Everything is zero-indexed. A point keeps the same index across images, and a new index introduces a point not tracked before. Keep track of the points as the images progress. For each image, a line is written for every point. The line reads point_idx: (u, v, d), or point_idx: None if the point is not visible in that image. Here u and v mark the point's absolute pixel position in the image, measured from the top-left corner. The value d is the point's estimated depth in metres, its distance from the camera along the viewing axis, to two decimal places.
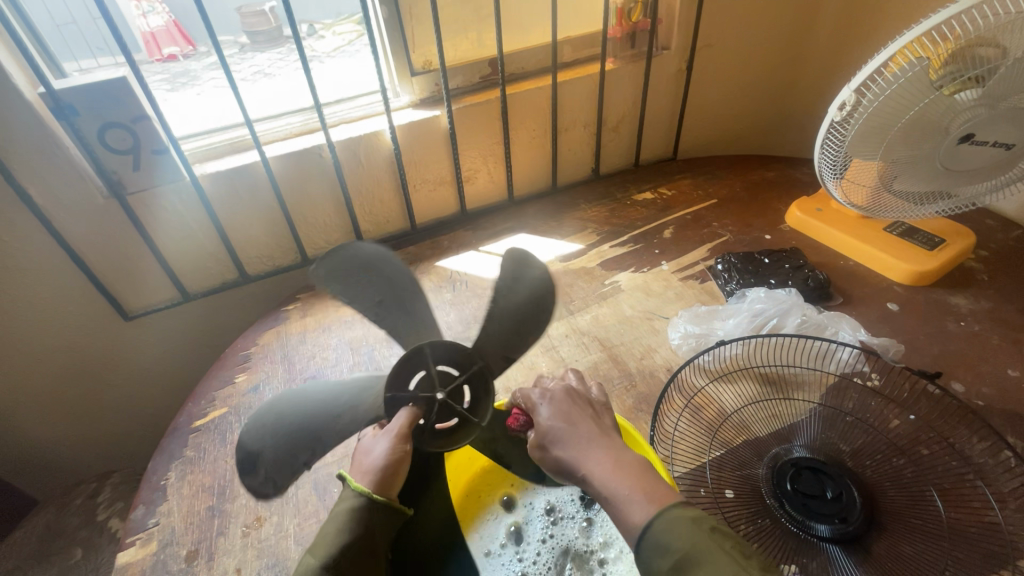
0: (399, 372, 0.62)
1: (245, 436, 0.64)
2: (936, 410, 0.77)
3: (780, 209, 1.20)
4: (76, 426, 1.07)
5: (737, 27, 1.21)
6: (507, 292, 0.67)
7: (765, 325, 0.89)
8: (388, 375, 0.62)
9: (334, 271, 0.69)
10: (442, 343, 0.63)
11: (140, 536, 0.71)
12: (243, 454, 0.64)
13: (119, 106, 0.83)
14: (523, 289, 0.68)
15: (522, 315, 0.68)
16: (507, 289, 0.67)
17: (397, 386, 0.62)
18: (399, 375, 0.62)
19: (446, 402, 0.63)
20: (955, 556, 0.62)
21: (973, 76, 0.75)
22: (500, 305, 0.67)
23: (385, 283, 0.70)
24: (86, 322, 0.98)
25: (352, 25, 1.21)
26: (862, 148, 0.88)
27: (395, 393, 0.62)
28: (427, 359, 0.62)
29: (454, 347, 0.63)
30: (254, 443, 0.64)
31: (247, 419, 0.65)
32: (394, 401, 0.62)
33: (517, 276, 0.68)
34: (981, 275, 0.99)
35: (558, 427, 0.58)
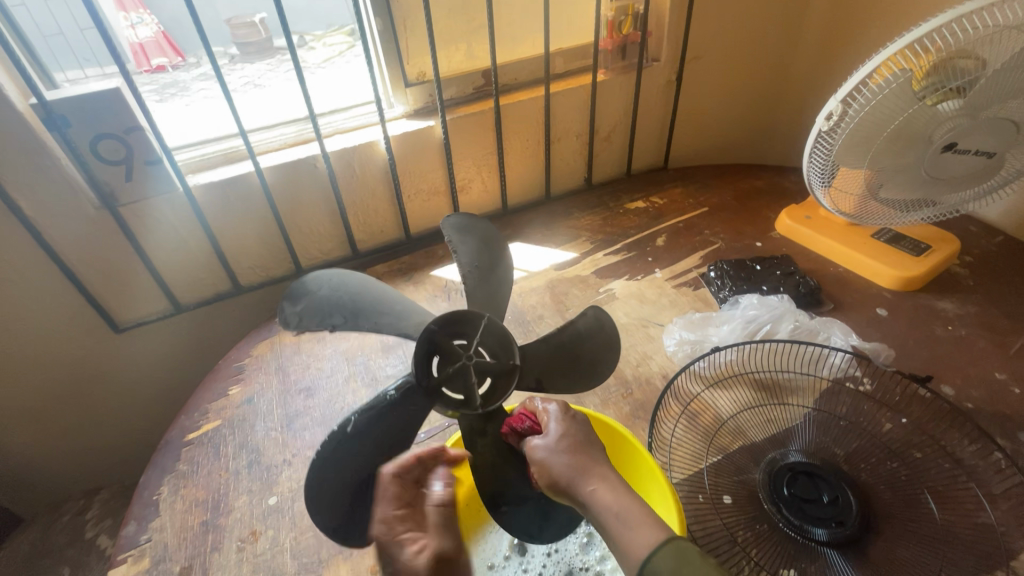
0: (452, 319, 0.62)
1: (315, 278, 0.72)
2: (927, 413, 0.78)
3: (770, 217, 1.22)
4: (64, 442, 1.05)
5: (725, 40, 1.23)
6: (576, 338, 0.70)
7: (758, 331, 0.90)
8: (446, 313, 0.62)
9: (464, 227, 0.76)
10: (502, 330, 0.64)
11: (131, 553, 0.70)
12: (301, 288, 0.72)
13: (113, 116, 0.83)
14: (603, 333, 0.71)
15: (580, 364, 0.70)
16: (576, 338, 0.70)
17: (444, 327, 0.62)
18: (452, 323, 0.62)
19: (467, 370, 0.62)
20: (950, 558, 0.63)
21: (955, 87, 0.78)
22: (566, 347, 0.70)
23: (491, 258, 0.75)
24: (76, 334, 0.97)
25: (344, 37, 1.22)
26: (849, 156, 0.90)
27: (437, 332, 0.62)
28: (483, 331, 0.63)
29: (510, 346, 0.64)
30: (314, 288, 0.72)
31: (326, 270, 0.74)
32: (431, 338, 0.61)
33: (601, 324, 0.72)
34: (966, 280, 1.01)
35: (573, 437, 0.59)
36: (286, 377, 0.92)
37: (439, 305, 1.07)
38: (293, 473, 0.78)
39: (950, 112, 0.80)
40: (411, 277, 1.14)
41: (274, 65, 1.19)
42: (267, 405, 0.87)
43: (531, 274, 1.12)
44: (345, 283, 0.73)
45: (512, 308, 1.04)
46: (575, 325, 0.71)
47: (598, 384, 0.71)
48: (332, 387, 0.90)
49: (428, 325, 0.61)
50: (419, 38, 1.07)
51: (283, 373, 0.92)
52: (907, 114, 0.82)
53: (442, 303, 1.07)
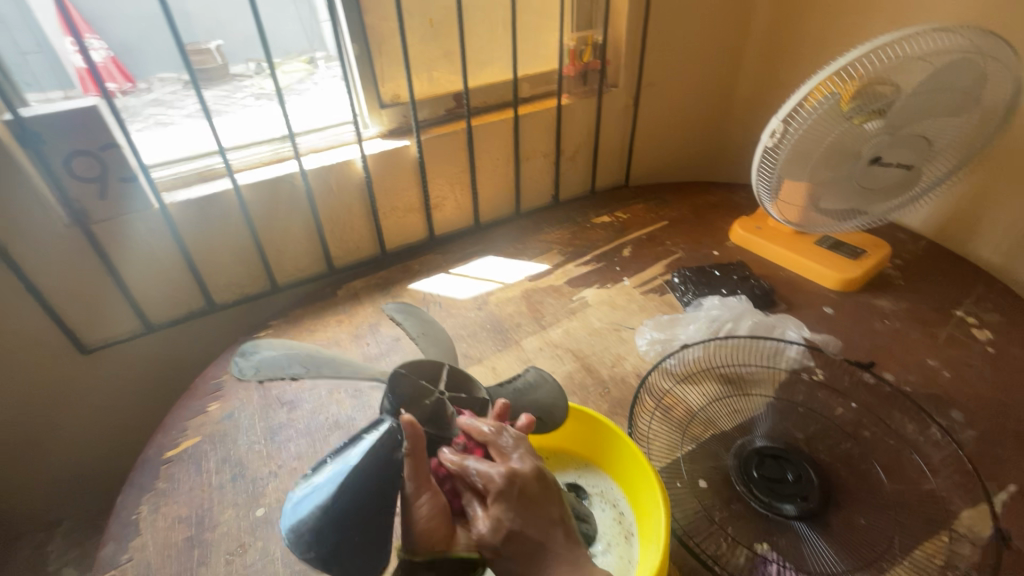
0: (418, 364, 0.65)
1: (264, 345, 0.76)
2: (873, 396, 0.86)
3: (725, 228, 1.32)
4: (21, 472, 0.99)
5: (675, 69, 1.35)
6: (529, 389, 0.75)
7: (721, 329, 0.97)
8: (411, 360, 0.65)
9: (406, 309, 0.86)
10: (463, 373, 0.67)
11: (112, 573, 0.68)
12: (247, 351, 0.75)
13: (87, 132, 0.83)
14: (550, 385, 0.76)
15: (542, 408, 0.73)
16: (531, 387, 0.75)
17: (410, 370, 0.64)
18: (417, 369, 0.65)
19: (442, 403, 0.62)
20: (900, 522, 0.70)
21: (876, 109, 0.89)
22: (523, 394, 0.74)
23: (433, 330, 0.83)
24: (39, 356, 0.93)
25: (302, 64, 1.15)
26: (791, 169, 0.99)
27: (404, 374, 0.63)
28: (447, 375, 0.66)
29: (474, 385, 0.67)
30: (266, 349, 0.75)
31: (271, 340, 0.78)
32: (398, 380, 0.62)
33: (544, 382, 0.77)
34: (898, 280, 1.12)
35: (520, 508, 0.50)
36: (267, 391, 0.91)
37: None
38: (279, 484, 0.77)
39: (874, 130, 0.91)
40: (389, 291, 1.16)
41: (231, 91, 1.12)
42: (249, 420, 0.86)
43: (507, 285, 1.17)
44: (297, 344, 0.75)
45: (491, 317, 1.08)
46: (523, 380, 0.77)
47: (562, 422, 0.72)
48: (316, 399, 0.90)
49: (395, 367, 0.63)
50: (393, 62, 1.12)
51: (263, 388, 0.92)
52: (839, 132, 0.93)
53: None
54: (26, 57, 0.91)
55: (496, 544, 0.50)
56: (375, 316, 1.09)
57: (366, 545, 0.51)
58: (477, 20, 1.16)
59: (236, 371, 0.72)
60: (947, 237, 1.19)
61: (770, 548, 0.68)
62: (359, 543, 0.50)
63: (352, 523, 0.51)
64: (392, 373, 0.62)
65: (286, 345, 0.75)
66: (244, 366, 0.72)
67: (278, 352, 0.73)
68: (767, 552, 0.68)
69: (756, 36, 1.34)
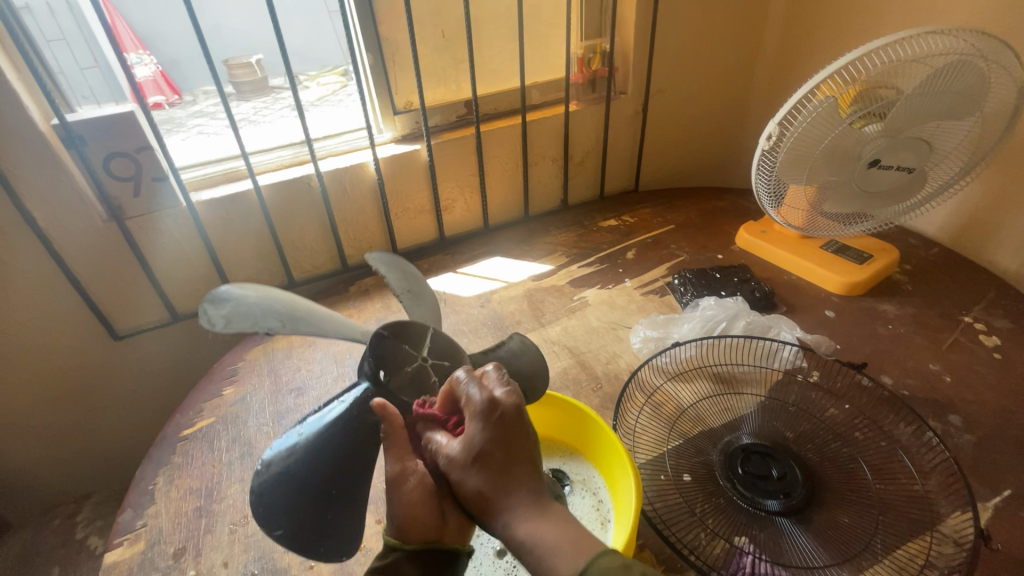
0: (402, 326, 0.63)
1: (238, 289, 0.67)
2: (867, 399, 0.86)
3: (731, 232, 1.33)
4: (58, 448, 1.08)
5: (684, 76, 1.37)
6: (512, 357, 0.74)
7: (715, 329, 0.98)
8: (397, 321, 0.63)
9: (389, 261, 0.82)
10: (450, 340, 0.66)
11: (128, 537, 0.74)
12: (217, 297, 0.66)
13: (125, 137, 0.91)
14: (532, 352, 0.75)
15: (521, 379, 0.71)
16: (512, 356, 0.74)
17: (395, 333, 0.63)
18: (402, 330, 0.63)
19: (424, 372, 0.62)
20: (885, 522, 0.70)
21: (875, 112, 0.89)
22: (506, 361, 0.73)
23: (418, 285, 0.81)
24: (77, 340, 1.02)
25: (335, 77, 1.32)
26: (790, 172, 1.00)
27: (388, 338, 0.62)
28: (432, 338, 0.65)
29: (460, 354, 0.66)
30: (240, 295, 0.66)
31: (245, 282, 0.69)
32: (379, 344, 0.62)
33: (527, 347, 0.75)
34: (905, 285, 1.11)
35: (494, 432, 0.50)
36: (277, 378, 0.97)
37: None
38: None
39: (873, 134, 0.91)
40: None
41: (269, 102, 1.26)
42: (260, 404, 0.92)
43: (510, 285, 1.20)
44: (273, 292, 0.70)
45: (493, 315, 1.12)
46: (508, 347, 0.76)
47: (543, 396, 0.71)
48: (322, 387, 0.95)
49: (378, 329, 0.62)
50: (406, 72, 1.19)
51: (275, 375, 0.98)
52: (836, 133, 0.93)
53: None
54: (84, 71, 1.02)
55: (467, 464, 0.50)
56: (383, 311, 1.15)
57: (337, 523, 0.55)
58: (488, 31, 1.22)
59: (206, 319, 0.63)
60: (961, 244, 1.16)
61: (749, 541, 0.69)
62: (328, 518, 0.55)
63: (325, 503, 0.56)
64: (374, 335, 0.62)
65: (260, 293, 0.68)
66: (213, 315, 0.64)
67: (248, 301, 0.67)
68: (745, 545, 0.68)
69: (767, 42, 1.35)
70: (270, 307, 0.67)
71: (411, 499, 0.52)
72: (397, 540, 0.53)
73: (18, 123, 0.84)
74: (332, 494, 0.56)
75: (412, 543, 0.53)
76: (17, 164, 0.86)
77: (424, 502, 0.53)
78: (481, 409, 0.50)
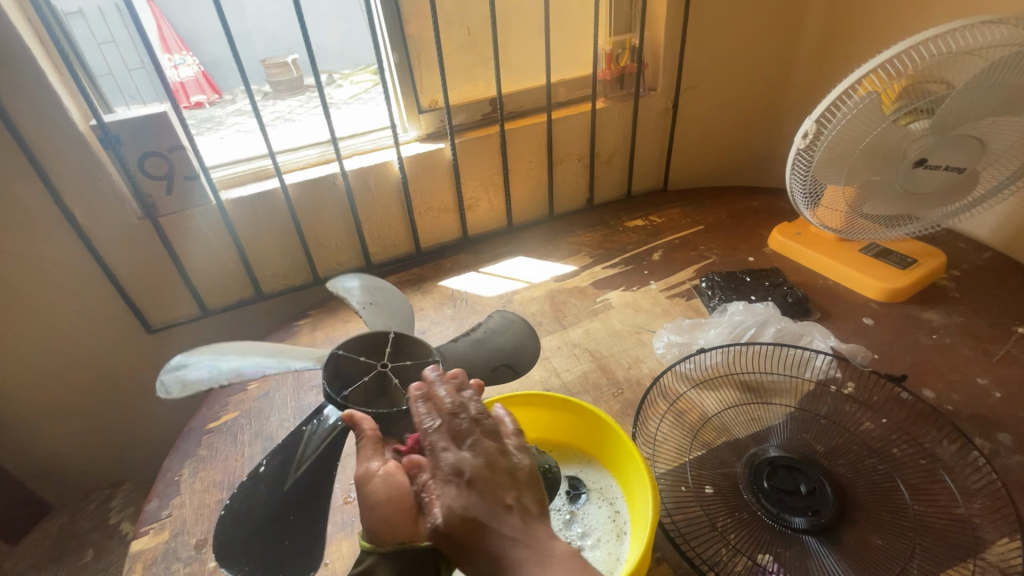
0: (357, 341, 0.66)
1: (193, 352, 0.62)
2: (906, 413, 0.81)
3: (763, 234, 1.28)
4: (96, 435, 1.13)
5: (716, 71, 1.32)
6: (493, 336, 0.81)
7: (743, 335, 0.95)
8: (350, 340, 0.66)
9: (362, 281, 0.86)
10: (408, 338, 0.68)
11: (153, 526, 0.76)
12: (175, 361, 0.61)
13: (158, 136, 0.94)
14: (504, 335, 0.81)
15: (504, 355, 0.78)
16: (492, 334, 0.81)
17: (350, 350, 0.65)
18: (358, 345, 0.66)
19: (384, 377, 0.64)
20: (922, 546, 0.65)
21: (923, 108, 0.83)
22: (480, 340, 0.80)
23: (384, 297, 0.84)
24: (114, 333, 1.06)
25: (370, 75, 1.32)
26: (827, 172, 0.95)
27: (343, 355, 0.64)
28: (392, 343, 0.67)
29: (424, 350, 0.67)
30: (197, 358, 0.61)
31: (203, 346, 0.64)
32: (337, 361, 0.64)
33: (503, 326, 0.82)
34: (952, 292, 1.04)
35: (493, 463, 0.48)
36: (300, 374, 0.99)
37: (445, 311, 1.13)
38: None
39: (920, 131, 0.85)
40: (420, 287, 1.22)
41: (304, 100, 1.29)
42: (282, 399, 0.94)
43: (532, 285, 1.19)
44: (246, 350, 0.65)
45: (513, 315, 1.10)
46: (485, 327, 0.82)
47: (533, 363, 0.79)
48: None
49: (333, 349, 0.64)
50: (431, 71, 1.18)
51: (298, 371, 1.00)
52: (878, 131, 0.87)
53: (447, 309, 1.14)
54: (131, 72, 1.04)
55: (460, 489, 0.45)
56: None
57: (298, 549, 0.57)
58: (514, 28, 1.20)
59: (162, 382, 0.58)
60: (1015, 248, 1.08)
61: (773, 560, 0.66)
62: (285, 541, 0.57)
63: (280, 527, 0.58)
64: (329, 355, 0.64)
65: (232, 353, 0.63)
66: (172, 382, 0.58)
67: (216, 361, 0.61)
68: (769, 563, 0.65)
69: (807, 35, 1.29)
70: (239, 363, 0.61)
71: (375, 496, 0.48)
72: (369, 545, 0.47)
73: (59, 123, 0.87)
74: (289, 517, 0.59)
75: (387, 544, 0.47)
76: (57, 164, 0.89)
77: (387, 496, 0.48)
78: (485, 466, 0.46)
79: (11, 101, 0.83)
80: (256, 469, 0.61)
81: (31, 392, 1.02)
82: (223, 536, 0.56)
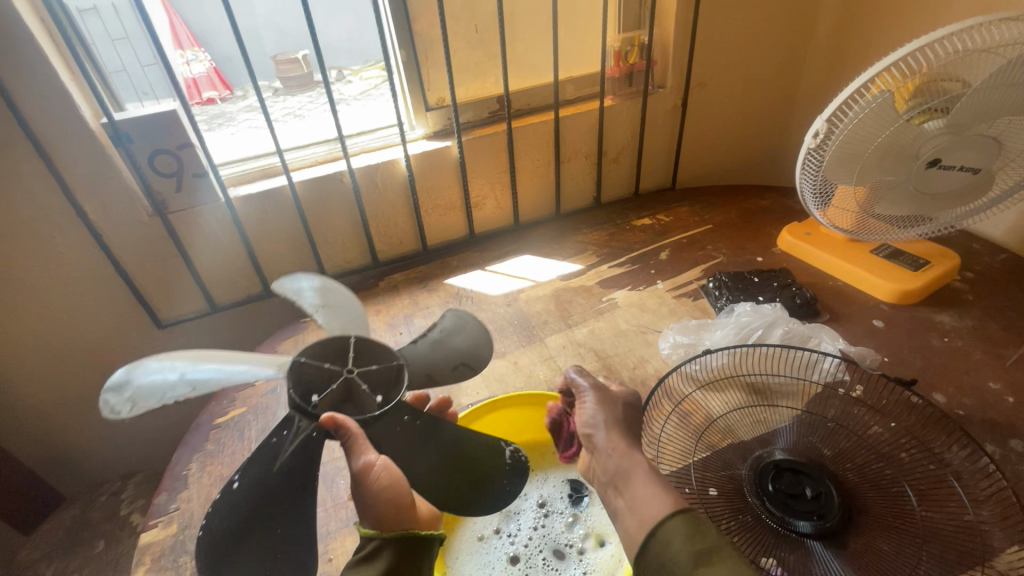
0: (317, 346, 0.63)
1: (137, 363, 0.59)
2: (915, 417, 0.80)
3: (772, 234, 1.26)
4: (106, 427, 1.14)
5: (726, 69, 1.30)
6: (449, 336, 0.77)
7: (751, 336, 0.94)
8: (312, 344, 0.63)
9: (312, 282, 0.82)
10: (372, 340, 0.65)
11: (162, 519, 0.77)
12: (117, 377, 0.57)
13: (168, 134, 0.95)
14: (464, 334, 0.77)
15: (461, 354, 0.75)
16: (448, 334, 0.77)
17: (312, 356, 0.62)
18: (318, 351, 0.63)
19: (351, 383, 0.61)
20: (930, 553, 0.64)
21: (937, 107, 0.81)
22: (439, 339, 0.76)
23: (337, 298, 0.80)
24: (125, 328, 1.07)
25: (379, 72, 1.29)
26: (837, 171, 0.94)
27: (307, 362, 0.62)
28: (353, 347, 0.64)
29: (388, 353, 0.65)
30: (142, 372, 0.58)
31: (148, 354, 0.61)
32: (299, 370, 0.61)
33: (460, 325, 0.78)
34: (966, 294, 1.03)
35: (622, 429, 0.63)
36: None
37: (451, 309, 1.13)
38: None
39: (934, 131, 0.83)
40: (426, 285, 1.22)
41: (314, 97, 1.29)
42: (289, 395, 0.95)
43: (538, 284, 1.19)
44: (190, 351, 0.62)
45: (519, 314, 1.10)
46: (441, 327, 0.78)
47: (490, 359, 0.75)
48: None
49: (293, 357, 0.62)
50: (438, 68, 1.18)
51: None
52: (892, 129, 0.86)
53: (453, 307, 1.14)
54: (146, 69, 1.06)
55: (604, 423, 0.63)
56: (410, 307, 1.15)
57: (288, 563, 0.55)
58: (522, 25, 1.20)
59: (105, 406, 0.55)
60: None
61: (777, 564, 0.65)
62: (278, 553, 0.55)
63: (269, 539, 0.55)
64: (291, 364, 0.61)
65: (173, 359, 0.60)
66: (118, 402, 0.56)
67: (162, 372, 0.59)
68: (773, 567, 0.65)
69: (820, 32, 1.27)
70: (188, 373, 0.59)
71: (378, 487, 0.55)
72: (372, 530, 0.57)
73: (68, 121, 0.88)
74: (277, 529, 0.56)
75: (390, 530, 0.57)
76: (68, 161, 0.90)
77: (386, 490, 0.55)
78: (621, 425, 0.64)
79: (23, 97, 0.84)
80: (228, 485, 0.56)
81: (44, 385, 1.04)
82: (206, 560, 0.52)
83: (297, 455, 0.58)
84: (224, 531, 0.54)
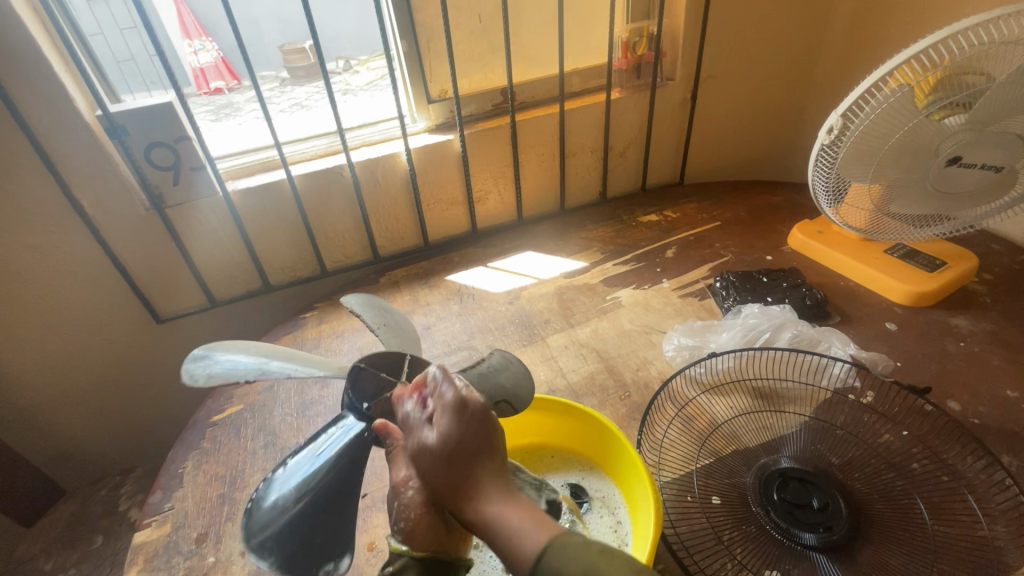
0: (378, 356, 0.65)
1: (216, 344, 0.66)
2: (928, 427, 0.77)
3: (782, 232, 1.23)
4: (105, 421, 1.14)
5: (738, 60, 1.26)
6: (494, 372, 0.70)
7: (758, 339, 0.91)
8: (372, 353, 0.65)
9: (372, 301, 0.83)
10: (424, 362, 0.68)
11: (156, 518, 0.77)
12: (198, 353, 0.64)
13: (164, 127, 0.93)
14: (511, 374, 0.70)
15: (504, 391, 0.67)
16: (495, 370, 0.70)
17: (371, 363, 0.64)
18: (378, 361, 0.65)
19: None
20: (940, 569, 0.62)
21: (960, 102, 0.78)
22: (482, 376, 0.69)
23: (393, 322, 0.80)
24: (124, 323, 1.07)
25: None
26: (852, 169, 0.90)
27: (365, 367, 0.63)
28: (408, 365, 0.67)
29: None
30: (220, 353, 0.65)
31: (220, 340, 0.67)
32: (357, 374, 0.62)
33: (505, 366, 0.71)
34: (984, 297, 0.99)
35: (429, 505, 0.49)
36: None
37: (451, 307, 1.11)
38: None
39: (955, 127, 0.80)
40: (427, 281, 1.20)
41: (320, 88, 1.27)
42: (286, 393, 0.94)
43: (541, 281, 1.16)
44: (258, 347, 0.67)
45: (521, 312, 1.08)
46: (488, 362, 0.71)
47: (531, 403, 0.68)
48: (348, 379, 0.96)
49: (355, 361, 0.63)
50: (440, 59, 1.15)
51: None
52: (910, 126, 0.82)
53: (454, 305, 1.12)
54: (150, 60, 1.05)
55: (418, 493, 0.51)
56: (411, 304, 1.13)
57: (330, 546, 0.54)
58: (527, 15, 1.16)
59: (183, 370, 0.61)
60: None
61: None
62: (321, 538, 0.54)
63: (316, 521, 0.54)
64: (351, 367, 0.63)
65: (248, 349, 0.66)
66: (197, 371, 0.61)
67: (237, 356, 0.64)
68: None
69: (836, 23, 1.22)
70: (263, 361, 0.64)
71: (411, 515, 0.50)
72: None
73: (65, 114, 0.87)
74: (322, 513, 0.55)
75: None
76: (65, 154, 0.89)
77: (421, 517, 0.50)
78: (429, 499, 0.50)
79: (14, 89, 0.82)
80: (276, 469, 0.56)
81: (43, 380, 1.04)
82: (250, 531, 0.51)
83: (350, 448, 0.58)
84: (274, 510, 0.53)
